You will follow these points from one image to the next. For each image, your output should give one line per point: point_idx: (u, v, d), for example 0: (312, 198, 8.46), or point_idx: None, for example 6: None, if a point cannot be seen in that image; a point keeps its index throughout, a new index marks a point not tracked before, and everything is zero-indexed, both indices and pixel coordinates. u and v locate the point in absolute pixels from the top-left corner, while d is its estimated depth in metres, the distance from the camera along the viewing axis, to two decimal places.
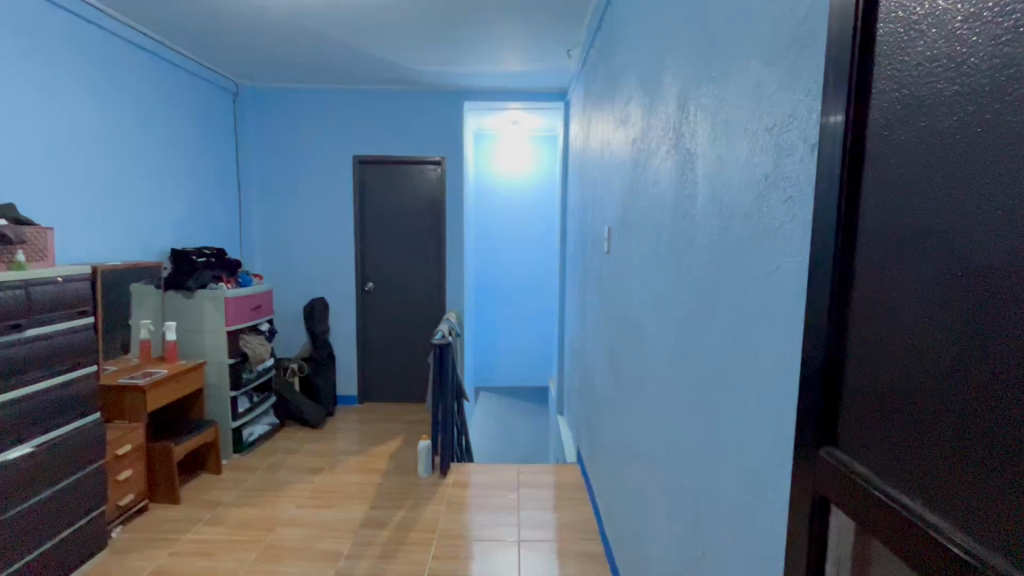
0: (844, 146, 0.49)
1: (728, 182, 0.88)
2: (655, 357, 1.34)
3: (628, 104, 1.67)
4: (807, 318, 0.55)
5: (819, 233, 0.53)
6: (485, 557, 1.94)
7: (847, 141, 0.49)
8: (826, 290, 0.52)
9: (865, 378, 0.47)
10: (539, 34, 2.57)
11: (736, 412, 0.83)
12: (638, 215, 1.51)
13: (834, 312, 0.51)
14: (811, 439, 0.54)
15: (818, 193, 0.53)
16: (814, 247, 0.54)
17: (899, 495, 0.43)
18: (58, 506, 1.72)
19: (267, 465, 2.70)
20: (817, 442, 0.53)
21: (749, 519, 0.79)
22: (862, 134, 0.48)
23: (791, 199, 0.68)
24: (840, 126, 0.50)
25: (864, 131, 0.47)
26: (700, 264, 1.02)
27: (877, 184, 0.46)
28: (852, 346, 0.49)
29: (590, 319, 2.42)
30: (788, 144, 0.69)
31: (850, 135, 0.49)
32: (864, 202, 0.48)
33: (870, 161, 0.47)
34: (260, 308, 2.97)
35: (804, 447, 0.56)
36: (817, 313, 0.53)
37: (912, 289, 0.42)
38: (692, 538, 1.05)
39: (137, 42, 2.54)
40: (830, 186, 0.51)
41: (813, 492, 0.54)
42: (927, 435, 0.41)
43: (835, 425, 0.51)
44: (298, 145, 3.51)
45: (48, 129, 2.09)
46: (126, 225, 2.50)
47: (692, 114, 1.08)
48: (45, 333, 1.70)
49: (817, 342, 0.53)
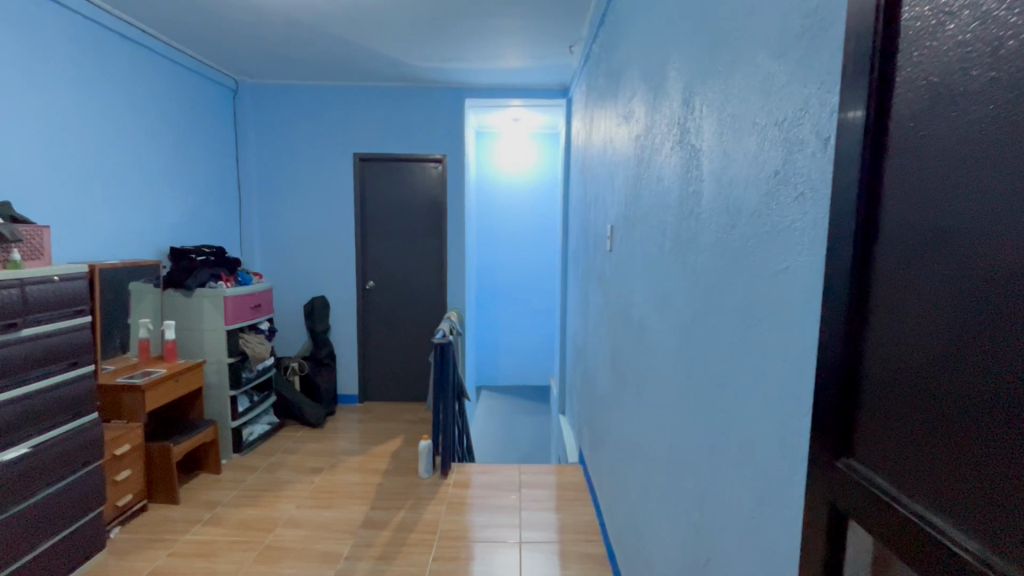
0: (864, 136, 0.47)
1: (735, 178, 0.86)
2: (659, 358, 1.32)
3: (632, 100, 1.64)
4: (824, 320, 0.52)
5: (837, 231, 0.50)
6: (486, 559, 1.92)
7: (867, 133, 0.46)
8: (843, 291, 0.49)
9: (884, 384, 0.45)
10: (541, 29, 2.55)
11: (742, 415, 0.81)
12: (642, 213, 1.48)
13: (852, 314, 0.48)
14: (827, 447, 0.52)
15: (836, 189, 0.51)
16: (831, 245, 0.51)
17: (920, 509, 0.41)
18: (56, 508, 1.71)
19: (266, 465, 2.68)
20: (833, 451, 0.51)
21: (755, 526, 0.76)
22: (884, 125, 0.45)
23: (802, 195, 0.65)
24: (860, 116, 0.47)
25: (887, 123, 0.45)
26: (705, 263, 1.00)
27: (899, 179, 0.43)
28: (871, 351, 0.46)
29: (592, 318, 2.39)
30: (799, 138, 0.66)
31: (872, 127, 0.46)
32: (885, 198, 0.45)
33: (893, 153, 0.44)
34: (260, 307, 2.95)
35: (820, 454, 0.54)
36: (835, 314, 0.50)
37: (937, 290, 0.39)
38: (697, 542, 1.02)
39: (135, 39, 2.52)
40: (848, 182, 0.49)
41: (829, 504, 0.52)
42: (950, 445, 0.38)
43: (853, 432, 0.49)
44: (298, 142, 3.49)
45: (45, 126, 2.07)
46: (125, 223, 2.49)
47: (697, 110, 1.05)
48: (41, 332, 1.69)
49: (834, 346, 0.50)
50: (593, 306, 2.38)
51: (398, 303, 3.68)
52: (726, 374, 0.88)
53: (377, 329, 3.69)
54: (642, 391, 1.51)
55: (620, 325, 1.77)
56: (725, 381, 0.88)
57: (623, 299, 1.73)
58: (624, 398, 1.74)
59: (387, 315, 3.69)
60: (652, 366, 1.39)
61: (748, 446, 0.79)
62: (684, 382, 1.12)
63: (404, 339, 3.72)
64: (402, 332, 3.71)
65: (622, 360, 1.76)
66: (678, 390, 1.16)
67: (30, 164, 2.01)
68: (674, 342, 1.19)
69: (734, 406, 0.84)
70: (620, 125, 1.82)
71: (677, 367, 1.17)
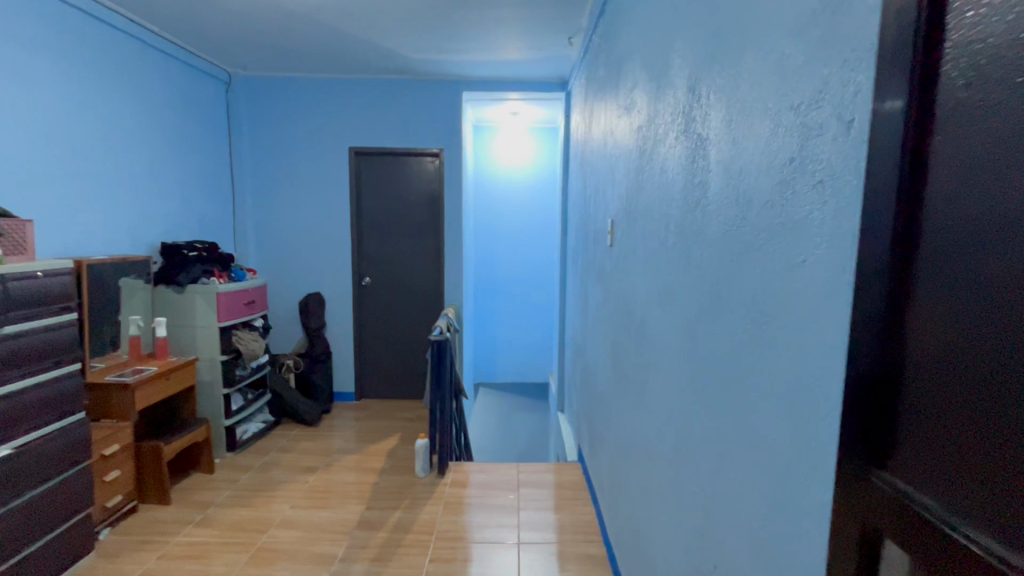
0: (906, 115, 0.42)
1: (745, 168, 0.81)
2: (662, 357, 1.28)
3: (634, 90, 1.59)
4: (854, 320, 0.48)
5: (870, 221, 0.46)
6: (483, 560, 1.89)
7: (910, 111, 0.42)
8: (878, 288, 0.45)
9: (930, 393, 0.40)
10: (539, 19, 2.49)
11: (753, 417, 0.77)
12: (644, 206, 1.43)
13: (889, 313, 0.44)
14: (858, 461, 0.47)
15: (871, 172, 0.46)
16: (864, 236, 0.46)
17: (976, 536, 0.36)
18: (41, 510, 1.66)
19: (260, 464, 2.64)
20: (867, 466, 0.46)
21: (766, 534, 0.72)
22: (928, 101, 0.41)
23: (820, 182, 0.61)
24: (902, 90, 0.42)
25: (933, 98, 0.40)
26: (711, 257, 0.95)
27: (949, 162, 0.38)
28: (911, 356, 0.42)
29: (592, 314, 2.35)
30: (818, 122, 0.62)
31: (915, 102, 0.41)
32: (930, 184, 0.40)
33: (941, 132, 0.39)
34: (253, 304, 2.90)
35: (848, 467, 0.49)
36: (867, 312, 0.46)
37: (997, 287, 0.35)
38: (701, 547, 0.99)
39: (123, 28, 2.45)
40: (886, 165, 0.44)
41: (862, 523, 0.47)
42: (1012, 464, 0.34)
43: (889, 443, 0.44)
44: (293, 136, 3.43)
45: (29, 118, 2.01)
46: (113, 218, 2.43)
47: (703, 97, 1.00)
48: (24, 330, 1.63)
49: (867, 349, 0.46)
50: (592, 302, 2.34)
51: (395, 299, 3.64)
52: (734, 374, 0.84)
53: (374, 326, 3.65)
54: (643, 389, 1.47)
55: (621, 322, 1.73)
56: (733, 381, 0.84)
57: (624, 295, 1.69)
58: (625, 396, 1.70)
59: (383, 312, 3.64)
60: (655, 364, 1.35)
61: (759, 450, 0.74)
62: (688, 382, 1.08)
63: (400, 336, 3.67)
64: (399, 329, 3.67)
65: (623, 357, 1.71)
66: (682, 389, 1.12)
67: (14, 156, 1.95)
68: (678, 340, 1.15)
69: (744, 408, 0.80)
70: (621, 116, 1.77)
71: (681, 366, 1.13)
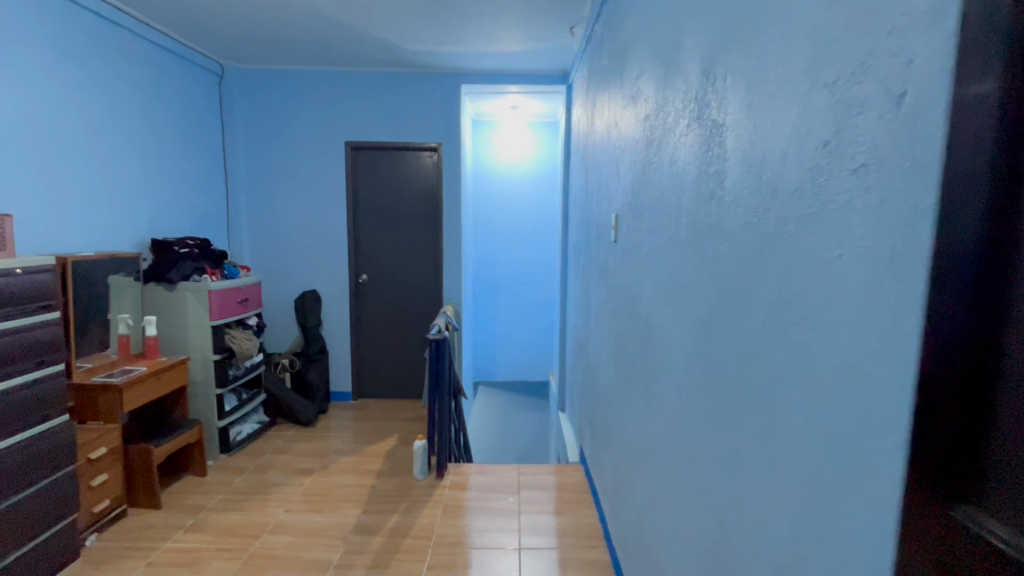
0: (1003, 114, 0.38)
1: (768, 155, 0.75)
2: (671, 358, 1.21)
3: (640, 78, 1.52)
4: (926, 340, 0.44)
5: (949, 229, 0.41)
6: (483, 566, 1.82)
7: (1010, 108, 0.38)
8: (961, 306, 0.41)
9: None
10: (540, 8, 2.41)
11: (779, 426, 0.70)
12: (652, 200, 1.37)
13: (979, 333, 0.40)
14: (934, 495, 0.43)
15: (953, 171, 0.41)
16: (941, 243, 0.42)
17: None
18: (22, 517, 1.59)
19: (254, 466, 2.57)
20: (947, 500, 0.43)
21: (793, 553, 0.66)
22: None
23: (863, 166, 0.54)
24: (997, 84, 0.38)
25: None
26: (729, 252, 0.89)
27: None
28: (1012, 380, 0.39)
29: (594, 312, 2.28)
30: (858, 99, 0.55)
31: (1015, 100, 0.37)
32: None
33: None
34: (247, 302, 2.83)
35: (914, 501, 0.45)
36: (946, 333, 0.42)
37: None
38: (715, 562, 0.93)
39: (111, 18, 2.37)
40: (974, 166, 0.40)
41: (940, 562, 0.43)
42: None
43: (975, 477, 0.41)
44: (288, 130, 3.35)
45: (10, 108, 1.93)
46: (101, 213, 2.35)
47: (719, 81, 0.94)
48: (3, 330, 1.56)
49: (946, 372, 0.42)
50: (595, 300, 2.27)
51: (392, 297, 3.57)
52: (756, 378, 0.78)
53: (371, 324, 3.58)
54: (651, 390, 1.40)
55: (625, 319, 1.66)
56: (755, 385, 0.78)
57: (629, 292, 1.62)
58: (630, 396, 1.63)
59: (381, 309, 3.57)
60: (663, 365, 1.28)
61: (787, 462, 0.68)
62: (701, 384, 1.01)
63: (398, 334, 3.61)
64: (397, 327, 3.60)
65: (627, 357, 1.65)
66: (694, 392, 1.06)
67: None
68: (688, 340, 1.09)
69: (769, 415, 0.73)
70: (626, 107, 1.70)
71: (692, 367, 1.07)
